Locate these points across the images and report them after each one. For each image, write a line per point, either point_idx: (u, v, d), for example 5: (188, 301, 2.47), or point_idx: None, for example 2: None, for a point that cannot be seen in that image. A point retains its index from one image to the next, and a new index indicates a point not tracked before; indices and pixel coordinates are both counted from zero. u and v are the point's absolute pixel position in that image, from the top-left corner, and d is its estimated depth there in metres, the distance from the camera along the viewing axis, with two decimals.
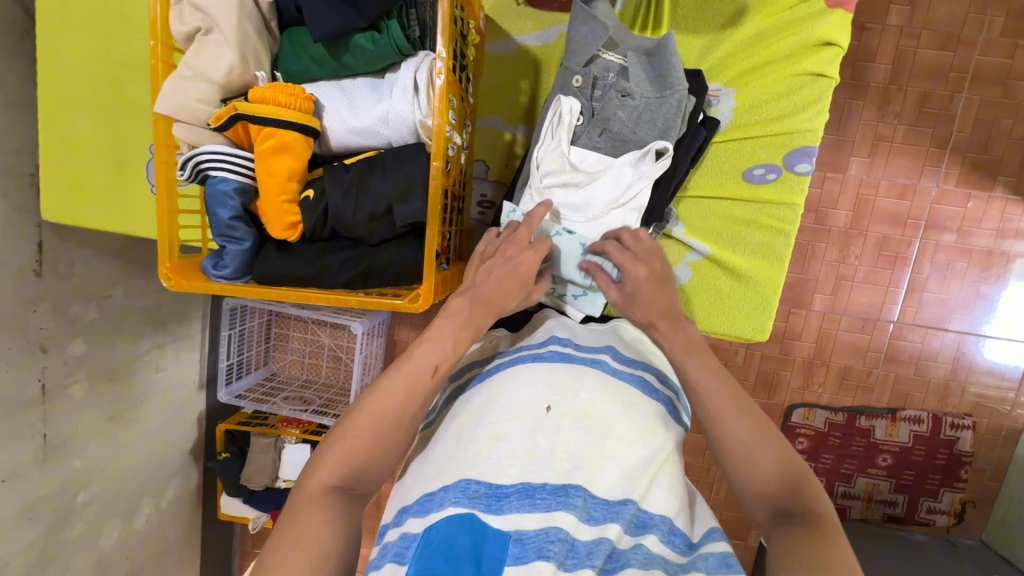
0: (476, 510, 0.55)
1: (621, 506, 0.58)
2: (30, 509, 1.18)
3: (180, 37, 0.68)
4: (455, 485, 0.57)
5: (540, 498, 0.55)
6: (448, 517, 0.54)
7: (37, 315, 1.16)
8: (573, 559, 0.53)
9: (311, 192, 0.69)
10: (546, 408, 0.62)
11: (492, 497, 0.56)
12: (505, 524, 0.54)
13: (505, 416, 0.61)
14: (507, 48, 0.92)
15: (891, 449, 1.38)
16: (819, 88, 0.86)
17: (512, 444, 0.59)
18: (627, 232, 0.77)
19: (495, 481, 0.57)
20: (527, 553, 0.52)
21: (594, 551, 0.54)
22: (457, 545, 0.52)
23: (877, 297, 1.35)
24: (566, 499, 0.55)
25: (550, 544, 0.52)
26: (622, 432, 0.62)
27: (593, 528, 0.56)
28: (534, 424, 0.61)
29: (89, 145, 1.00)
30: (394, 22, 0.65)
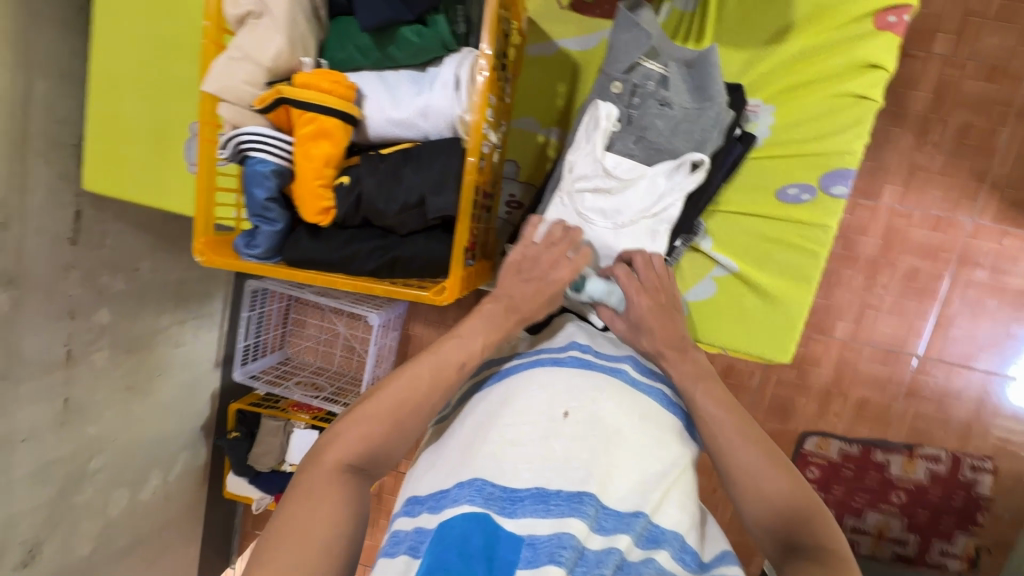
0: (490, 511, 0.54)
1: (633, 518, 0.57)
2: (45, 469, 1.21)
3: (231, 19, 0.69)
4: (469, 483, 0.56)
5: (553, 504, 0.55)
6: (461, 514, 0.54)
7: (68, 281, 1.19)
8: (582, 567, 0.52)
9: (346, 179, 0.70)
10: (564, 414, 0.61)
11: (506, 499, 0.55)
12: (518, 527, 0.54)
13: (522, 420, 0.61)
14: (548, 51, 0.93)
15: (906, 486, 1.35)
16: (861, 110, 0.85)
17: (528, 448, 0.58)
18: (640, 256, 0.79)
19: (509, 483, 0.56)
20: (539, 557, 0.51)
21: (604, 561, 0.53)
22: (471, 542, 0.52)
23: (902, 329, 1.32)
24: (579, 506, 0.55)
25: (562, 550, 0.52)
26: (639, 443, 0.61)
27: (603, 538, 0.55)
28: (551, 429, 0.60)
29: (135, 124, 1.04)
30: (440, 17, 0.66)
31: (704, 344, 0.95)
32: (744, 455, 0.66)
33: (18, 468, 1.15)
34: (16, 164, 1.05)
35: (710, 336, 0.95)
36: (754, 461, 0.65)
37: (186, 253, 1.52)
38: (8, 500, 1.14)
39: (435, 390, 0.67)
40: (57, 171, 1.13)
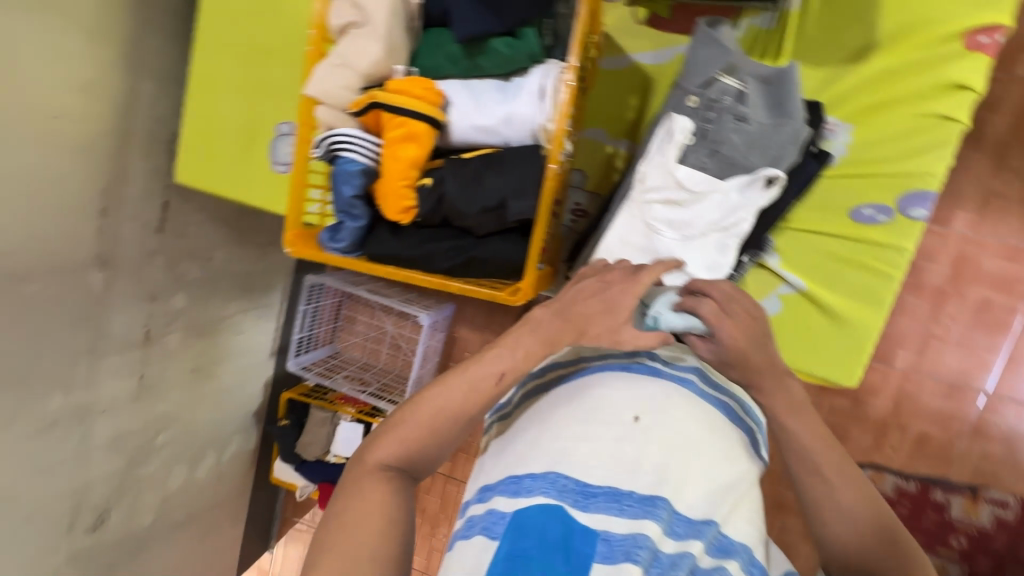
0: (564, 504, 0.56)
1: (705, 526, 0.57)
2: (120, 440, 1.30)
3: (334, 29, 0.75)
4: (543, 476, 0.58)
5: (626, 504, 0.56)
6: (537, 504, 0.55)
7: (152, 266, 1.28)
8: (657, 568, 0.53)
9: (429, 180, 0.73)
10: (635, 419, 0.62)
11: (579, 493, 0.57)
12: (592, 522, 0.55)
13: (593, 421, 0.62)
14: (622, 64, 0.95)
15: (967, 530, 1.24)
16: (946, 132, 0.83)
17: (601, 448, 0.60)
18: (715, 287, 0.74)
19: (583, 477, 0.58)
20: (615, 554, 0.53)
21: (678, 564, 0.54)
22: (549, 532, 0.53)
23: (970, 363, 1.26)
24: (652, 509, 0.56)
25: (638, 549, 0.53)
26: (709, 453, 0.62)
27: (676, 542, 0.55)
28: (622, 433, 0.61)
29: (227, 123, 1.12)
30: (531, 29, 0.70)
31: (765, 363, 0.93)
32: (818, 481, 0.65)
33: (96, 437, 1.24)
34: (118, 156, 1.14)
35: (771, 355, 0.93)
36: (840, 491, 0.65)
37: (254, 246, 1.61)
38: (86, 466, 1.22)
39: (472, 399, 0.66)
40: (152, 164, 1.22)
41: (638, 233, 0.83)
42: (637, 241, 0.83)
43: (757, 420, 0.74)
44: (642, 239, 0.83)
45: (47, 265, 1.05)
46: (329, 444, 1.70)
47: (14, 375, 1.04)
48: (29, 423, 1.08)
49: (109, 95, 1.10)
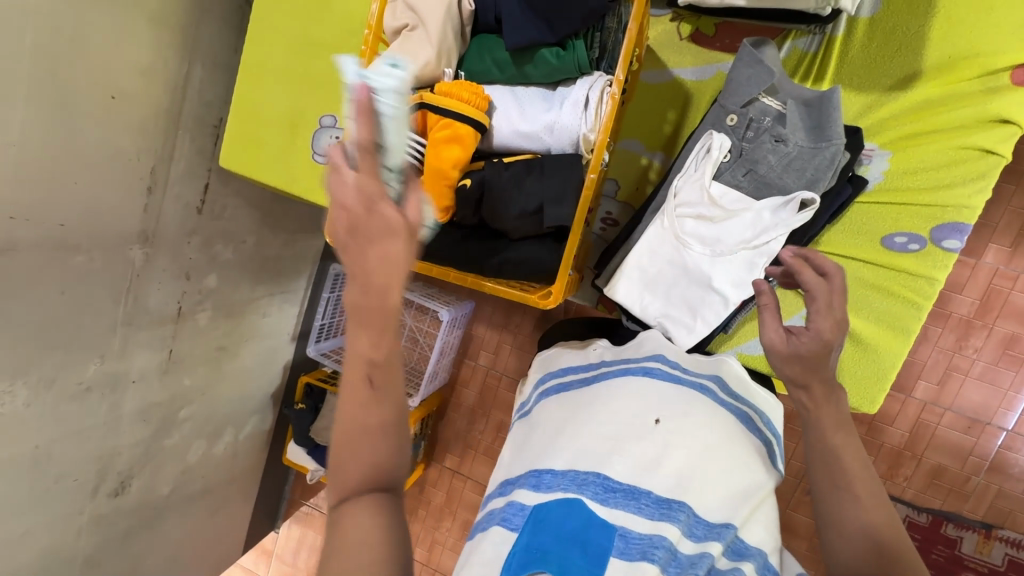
0: (584, 496, 0.59)
1: (724, 528, 0.58)
2: (147, 411, 1.35)
3: (389, 31, 0.78)
4: (561, 472, 0.62)
5: (644, 503, 0.58)
6: (558, 498, 0.59)
7: (189, 245, 1.33)
8: (675, 567, 0.55)
9: (469, 181, 0.75)
10: (656, 421, 0.64)
11: (600, 487, 0.59)
12: (611, 516, 0.57)
13: (613, 421, 0.65)
14: (663, 78, 0.96)
15: (978, 567, 1.25)
16: (987, 164, 0.83)
17: (619, 446, 0.62)
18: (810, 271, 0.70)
19: (602, 471, 0.60)
20: (632, 551, 0.55)
21: (697, 563, 0.56)
22: (566, 526, 0.55)
23: (992, 399, 1.24)
24: (670, 512, 0.57)
25: (655, 548, 0.55)
26: (726, 459, 0.62)
27: (695, 543, 0.57)
28: (642, 434, 0.63)
29: (271, 112, 1.15)
30: (580, 41, 0.72)
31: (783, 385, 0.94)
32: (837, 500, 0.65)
33: (126, 406, 1.29)
34: (167, 137, 1.19)
35: None
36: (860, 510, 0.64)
37: (285, 231, 1.65)
38: (114, 433, 1.27)
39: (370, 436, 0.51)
40: (197, 146, 1.27)
41: (669, 245, 0.85)
42: (666, 252, 0.86)
43: (779, 432, 0.74)
44: (671, 250, 0.85)
45: (95, 238, 1.10)
46: None
47: (58, 340, 1.09)
48: (67, 387, 1.13)
49: (164, 79, 1.14)
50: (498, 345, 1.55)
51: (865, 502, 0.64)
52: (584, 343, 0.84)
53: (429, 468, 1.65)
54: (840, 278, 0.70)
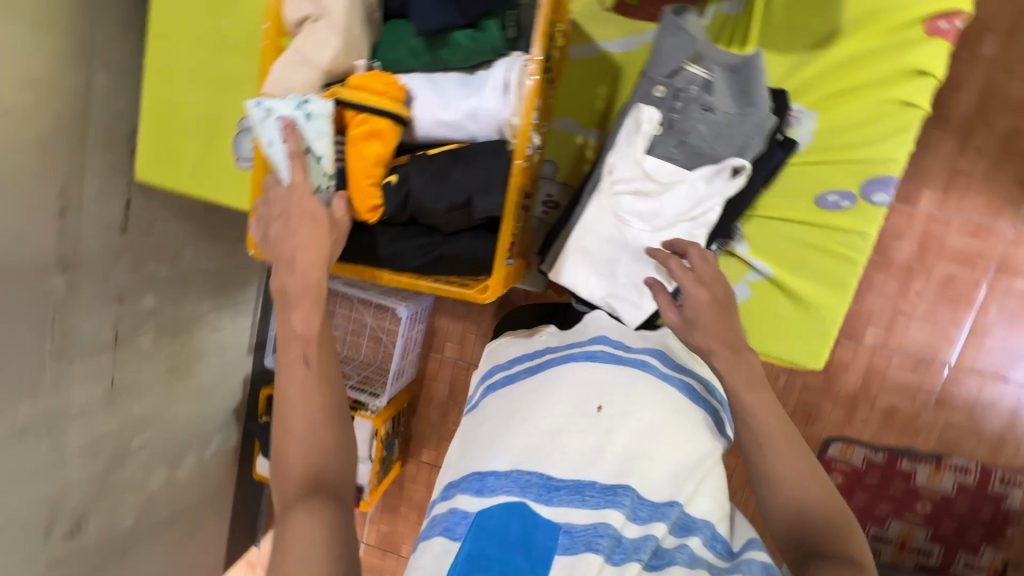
0: (527, 499, 0.61)
1: (668, 507, 0.62)
2: (97, 444, 1.28)
3: (290, 23, 0.72)
4: (505, 475, 0.63)
5: (588, 495, 0.61)
6: (501, 503, 0.61)
7: (119, 267, 1.25)
8: (620, 553, 0.58)
9: (395, 177, 0.72)
10: (598, 408, 0.66)
11: (543, 487, 0.62)
12: (554, 515, 0.60)
13: (557, 413, 0.67)
14: (591, 52, 0.94)
15: (931, 496, 1.34)
16: (908, 117, 0.84)
17: (561, 440, 0.65)
18: (694, 249, 0.81)
19: (545, 471, 0.63)
20: (577, 545, 0.58)
21: (641, 547, 0.59)
22: (508, 530, 0.59)
23: (935, 336, 1.30)
24: (614, 498, 0.60)
25: (598, 538, 0.58)
26: (667, 436, 0.66)
27: (640, 526, 0.60)
28: (586, 422, 0.65)
29: (190, 113, 1.05)
30: (493, 22, 0.69)
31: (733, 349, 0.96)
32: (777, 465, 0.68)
33: (70, 442, 1.21)
34: (74, 155, 1.10)
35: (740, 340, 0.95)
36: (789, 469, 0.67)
37: (226, 241, 1.56)
38: (60, 472, 1.20)
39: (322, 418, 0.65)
40: (111, 160, 1.18)
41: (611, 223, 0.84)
42: (607, 232, 0.85)
43: (722, 398, 0.77)
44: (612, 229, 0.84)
45: (5, 271, 1.01)
46: None
47: None
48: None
49: (59, 92, 1.04)
50: (463, 335, 1.53)
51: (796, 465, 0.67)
52: (530, 330, 0.84)
53: (406, 465, 1.64)
54: (694, 248, 0.81)
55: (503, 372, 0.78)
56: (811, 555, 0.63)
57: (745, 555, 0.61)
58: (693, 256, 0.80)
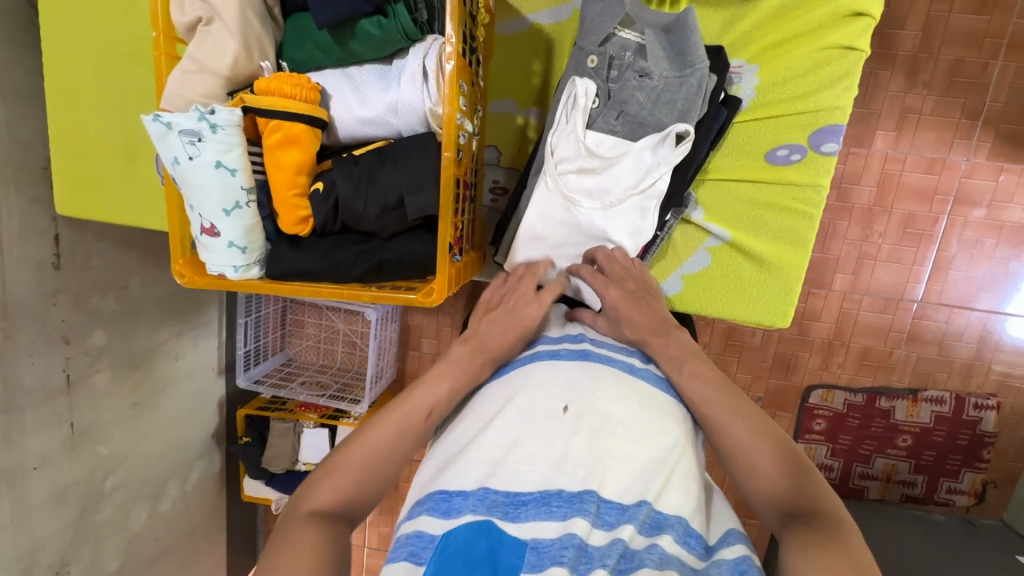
0: (493, 517, 0.61)
1: (636, 508, 0.63)
2: (64, 493, 1.10)
3: (181, 29, 0.66)
4: (472, 493, 0.63)
5: (554, 506, 0.61)
6: (466, 522, 0.60)
7: (57, 307, 1.04)
8: (585, 562, 0.58)
9: (321, 185, 0.67)
10: (564, 409, 0.68)
11: (510, 504, 0.62)
12: (521, 532, 0.60)
13: (523, 418, 0.68)
14: (520, 27, 0.88)
15: (912, 429, 1.36)
16: (850, 62, 0.82)
17: (526, 447, 0.66)
18: (602, 253, 0.82)
19: (511, 489, 0.63)
20: (543, 561, 0.57)
21: (607, 553, 0.59)
22: (474, 549, 0.58)
23: (901, 276, 1.31)
24: (581, 506, 0.61)
25: (564, 550, 0.57)
26: (635, 434, 0.67)
27: (606, 532, 0.61)
28: (552, 425, 0.67)
29: (101, 138, 0.95)
30: (400, 5, 0.63)
31: (699, 316, 0.95)
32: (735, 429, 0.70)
33: (36, 495, 1.04)
34: None
35: (706, 307, 0.94)
36: (741, 430, 0.69)
37: None
38: (26, 531, 1.03)
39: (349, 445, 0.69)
40: (28, 196, 0.98)
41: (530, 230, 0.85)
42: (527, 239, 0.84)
43: None
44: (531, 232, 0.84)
45: None
46: (297, 453, 1.49)
47: None
48: None
49: None
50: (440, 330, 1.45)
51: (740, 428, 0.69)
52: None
53: None
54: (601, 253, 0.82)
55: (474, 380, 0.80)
56: (791, 518, 0.62)
57: (718, 552, 0.62)
58: (602, 259, 0.82)
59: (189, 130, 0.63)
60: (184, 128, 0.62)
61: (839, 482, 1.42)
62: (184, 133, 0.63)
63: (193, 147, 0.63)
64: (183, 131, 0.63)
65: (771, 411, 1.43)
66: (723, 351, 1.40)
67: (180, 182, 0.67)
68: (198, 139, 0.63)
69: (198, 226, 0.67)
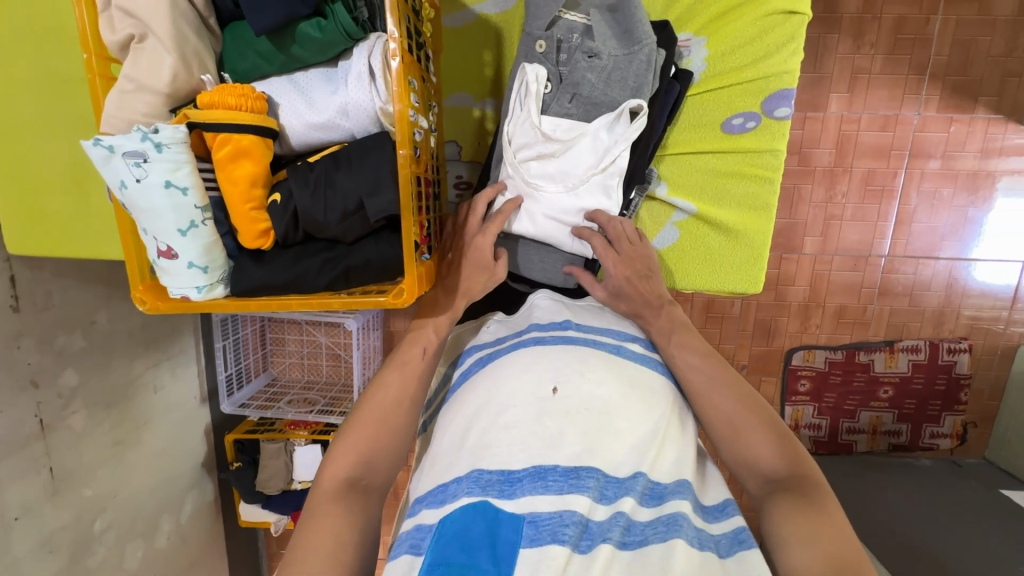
0: (489, 497, 0.61)
1: (633, 481, 0.65)
2: (49, 541, 1.05)
3: (114, 48, 0.64)
4: (466, 476, 0.64)
5: (552, 480, 0.62)
6: (462, 506, 0.61)
7: (22, 349, 0.99)
8: (588, 539, 0.59)
9: (278, 196, 0.66)
10: (553, 390, 0.69)
11: (504, 483, 0.63)
12: (518, 507, 0.61)
13: (515, 403, 0.68)
14: (466, 19, 0.88)
15: (892, 380, 1.40)
16: (793, 26, 0.83)
17: (521, 430, 0.66)
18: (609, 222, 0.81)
19: (504, 468, 0.64)
20: (542, 536, 0.58)
21: (609, 527, 0.60)
22: (472, 533, 0.58)
23: (867, 234, 1.34)
24: (579, 482, 0.62)
25: (565, 527, 0.58)
26: (626, 410, 0.69)
27: (607, 506, 0.63)
28: (543, 406, 0.68)
29: (47, 170, 0.91)
30: (338, 5, 0.62)
31: (675, 290, 0.96)
32: (719, 400, 0.75)
33: (20, 547, 0.99)
34: None
35: (681, 280, 0.96)
36: (733, 406, 0.74)
37: None
38: None
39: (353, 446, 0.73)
40: None
41: (506, 192, 0.82)
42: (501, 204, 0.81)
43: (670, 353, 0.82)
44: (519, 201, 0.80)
45: None
46: (291, 473, 1.46)
47: None
48: None
49: None
50: None
51: (716, 399, 0.75)
52: (478, 321, 0.91)
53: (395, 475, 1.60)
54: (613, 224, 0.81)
55: (460, 370, 0.82)
56: (772, 486, 0.69)
57: (715, 524, 0.65)
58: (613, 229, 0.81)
59: (134, 150, 0.60)
60: (127, 150, 0.60)
61: (828, 440, 1.45)
62: (129, 155, 0.60)
63: (140, 169, 0.61)
64: (128, 153, 0.60)
65: (756, 377, 1.46)
66: (705, 324, 1.42)
67: (129, 207, 0.64)
68: (143, 160, 0.61)
69: (154, 250, 0.65)
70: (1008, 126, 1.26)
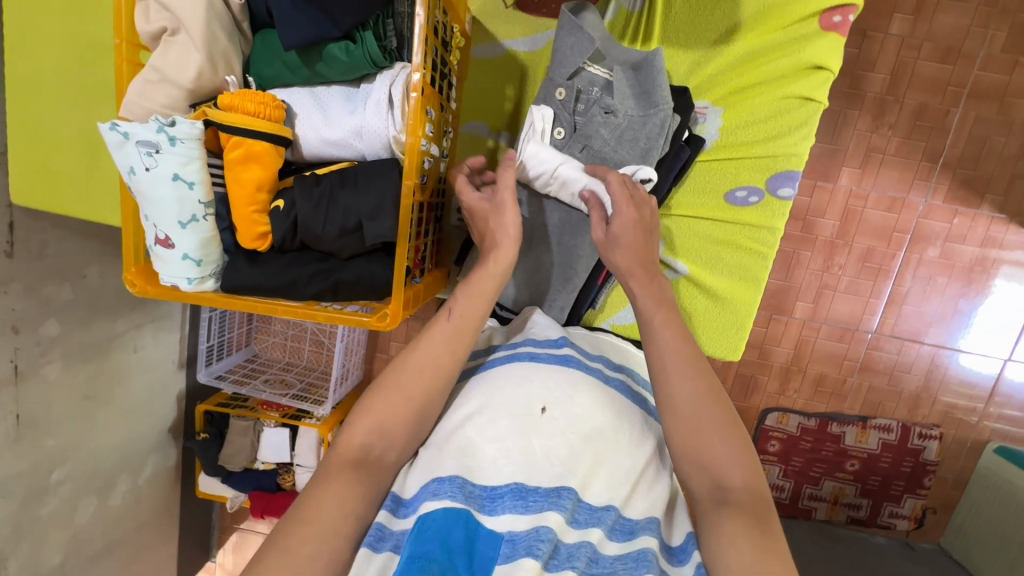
0: (471, 508, 0.63)
1: (605, 512, 0.67)
2: (3, 486, 1.05)
3: (146, 37, 0.66)
4: (450, 479, 0.64)
5: (532, 501, 0.64)
6: (444, 509, 0.61)
7: (9, 295, 0.99)
8: (555, 560, 0.61)
9: (281, 202, 0.67)
10: (541, 410, 0.70)
11: (486, 498, 0.65)
12: (498, 525, 0.63)
13: (502, 416, 0.69)
14: (494, 52, 0.90)
15: (860, 455, 1.41)
16: (807, 112, 0.85)
17: (506, 441, 0.68)
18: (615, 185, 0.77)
19: (488, 483, 0.66)
20: (516, 552, 0.60)
21: (575, 554, 0.62)
22: (451, 537, 0.60)
23: (857, 308, 1.36)
24: (557, 500, 0.64)
25: (539, 542, 0.61)
26: (609, 440, 0.71)
27: (578, 531, 0.65)
28: (528, 423, 0.69)
29: (65, 127, 0.92)
30: (368, 33, 0.65)
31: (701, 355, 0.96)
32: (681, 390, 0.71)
33: None
34: None
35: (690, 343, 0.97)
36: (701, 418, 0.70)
37: None
38: None
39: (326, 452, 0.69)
40: None
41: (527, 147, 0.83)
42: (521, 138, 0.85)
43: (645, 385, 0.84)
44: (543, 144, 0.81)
45: None
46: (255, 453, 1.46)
47: None
48: None
49: None
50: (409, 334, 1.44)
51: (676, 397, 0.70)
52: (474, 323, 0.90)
53: None
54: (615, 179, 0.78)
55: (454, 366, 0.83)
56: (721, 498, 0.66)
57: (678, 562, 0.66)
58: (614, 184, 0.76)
59: (148, 138, 0.62)
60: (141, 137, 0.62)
61: (789, 502, 1.46)
62: (141, 142, 0.62)
63: (150, 158, 0.62)
64: (140, 140, 0.61)
65: None
66: None
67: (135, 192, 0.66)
68: (155, 149, 0.62)
69: (153, 237, 0.66)
70: (1009, 227, 1.29)
